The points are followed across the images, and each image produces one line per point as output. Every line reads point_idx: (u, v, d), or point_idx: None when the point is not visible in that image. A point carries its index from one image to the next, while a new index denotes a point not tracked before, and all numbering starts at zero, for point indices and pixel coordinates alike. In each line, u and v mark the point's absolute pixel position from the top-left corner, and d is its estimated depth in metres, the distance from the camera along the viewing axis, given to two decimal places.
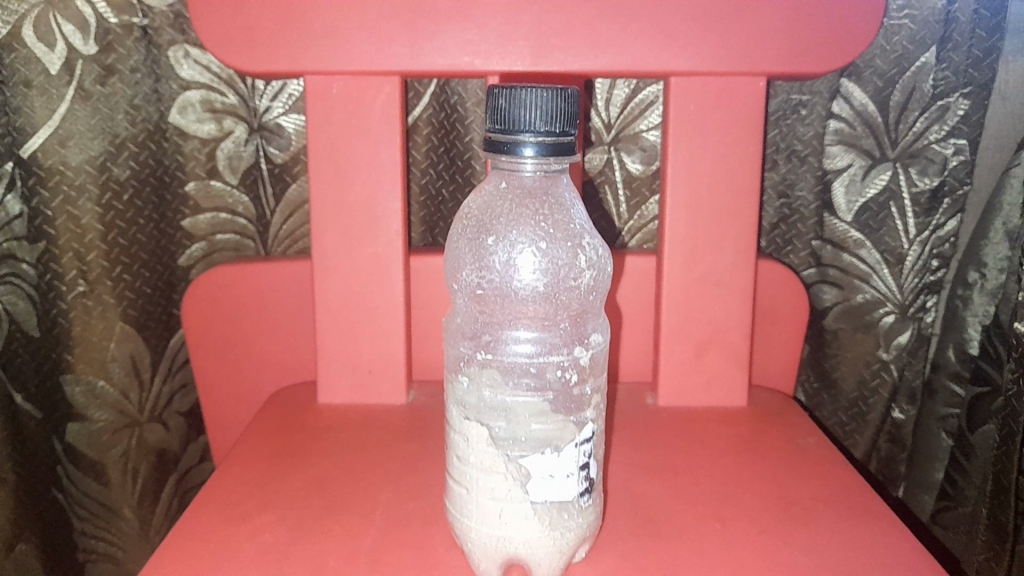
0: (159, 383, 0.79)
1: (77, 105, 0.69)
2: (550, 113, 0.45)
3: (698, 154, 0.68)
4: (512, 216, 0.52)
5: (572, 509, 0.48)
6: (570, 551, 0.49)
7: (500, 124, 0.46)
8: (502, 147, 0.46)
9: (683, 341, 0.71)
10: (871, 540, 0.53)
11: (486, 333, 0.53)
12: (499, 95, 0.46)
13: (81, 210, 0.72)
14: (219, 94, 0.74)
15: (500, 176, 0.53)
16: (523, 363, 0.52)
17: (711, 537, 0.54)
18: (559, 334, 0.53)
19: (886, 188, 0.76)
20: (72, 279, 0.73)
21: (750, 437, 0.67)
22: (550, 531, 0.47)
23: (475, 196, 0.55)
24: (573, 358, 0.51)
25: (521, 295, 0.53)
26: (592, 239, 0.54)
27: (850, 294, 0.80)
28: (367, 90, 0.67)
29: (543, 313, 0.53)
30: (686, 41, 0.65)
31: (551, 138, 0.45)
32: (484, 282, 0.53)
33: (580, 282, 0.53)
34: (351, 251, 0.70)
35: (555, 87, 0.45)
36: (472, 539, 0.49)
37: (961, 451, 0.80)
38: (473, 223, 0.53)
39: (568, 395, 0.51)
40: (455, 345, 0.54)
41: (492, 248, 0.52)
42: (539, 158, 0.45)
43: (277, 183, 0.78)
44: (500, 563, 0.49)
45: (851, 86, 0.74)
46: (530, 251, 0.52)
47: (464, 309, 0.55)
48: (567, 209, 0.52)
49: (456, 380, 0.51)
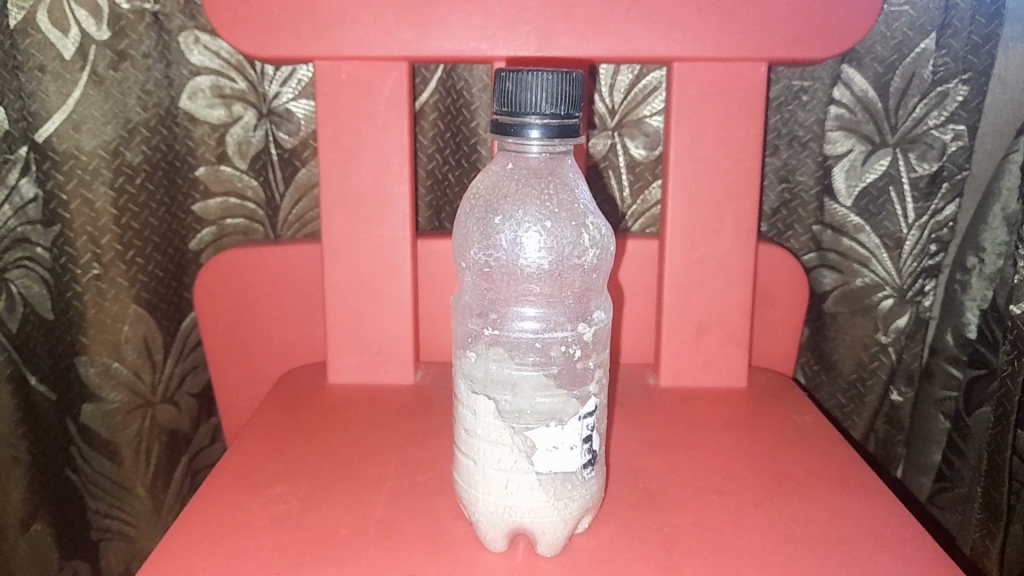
0: (171, 364, 0.81)
1: (91, 90, 0.70)
2: (556, 96, 0.46)
3: (700, 138, 0.69)
4: (518, 196, 0.53)
5: (576, 479, 0.50)
6: (573, 521, 0.50)
7: (507, 107, 0.47)
8: (509, 129, 0.47)
9: (684, 322, 0.73)
10: (864, 514, 0.55)
11: (493, 310, 0.54)
12: (506, 78, 0.47)
13: (94, 194, 0.73)
14: (229, 80, 0.75)
15: (506, 157, 0.54)
16: (528, 339, 0.53)
17: (710, 511, 0.55)
18: (564, 311, 0.54)
19: (886, 173, 0.77)
20: (86, 262, 0.75)
21: (749, 416, 0.69)
22: (554, 501, 0.49)
23: (482, 177, 0.56)
24: (577, 334, 0.53)
25: (527, 273, 0.54)
26: (596, 218, 0.55)
27: (850, 278, 0.81)
28: (376, 76, 0.68)
29: (548, 291, 0.54)
30: (688, 27, 0.66)
31: (555, 120, 0.47)
32: (490, 260, 0.54)
33: (584, 260, 0.55)
34: (358, 235, 0.71)
35: (560, 70, 0.46)
36: (479, 509, 0.50)
37: (958, 433, 0.81)
38: (480, 202, 0.55)
39: (573, 370, 0.52)
40: (462, 323, 0.55)
41: (499, 227, 0.54)
42: (545, 140, 0.47)
43: (286, 168, 0.79)
44: (507, 533, 0.51)
45: (852, 72, 0.75)
46: (535, 230, 0.53)
47: (472, 287, 0.56)
48: (571, 189, 0.53)
49: (464, 355, 0.53)
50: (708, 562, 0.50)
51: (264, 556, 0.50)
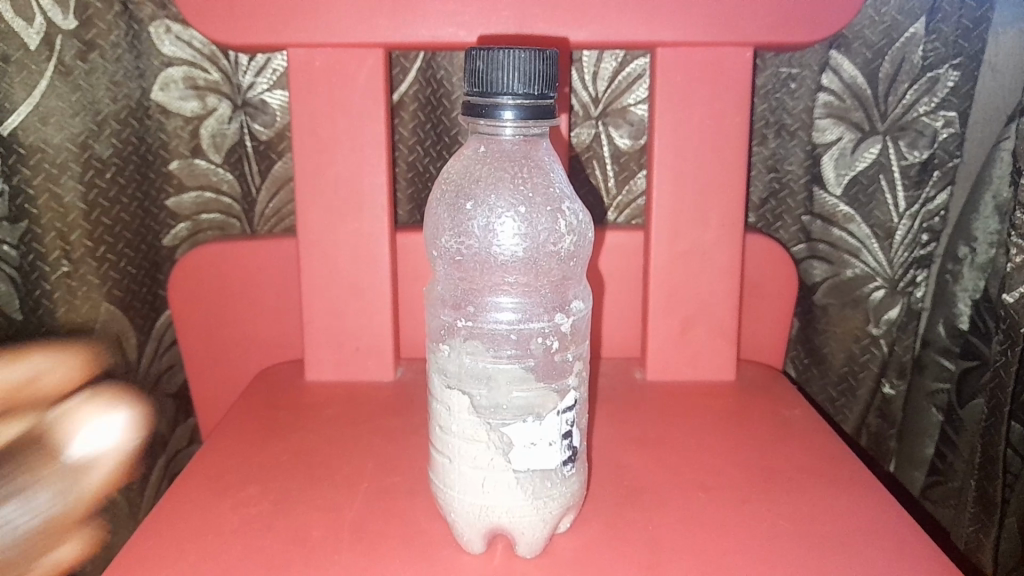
0: (146, 362, 0.79)
1: (58, 81, 0.68)
2: (529, 76, 0.45)
3: (686, 127, 0.67)
4: (490, 179, 0.51)
5: (555, 477, 0.48)
6: (553, 520, 0.49)
7: (477, 88, 0.45)
8: (481, 111, 0.45)
9: (670, 316, 0.71)
10: (853, 508, 0.53)
11: (468, 301, 0.52)
12: (476, 57, 0.45)
13: (62, 189, 0.70)
14: (202, 71, 0.74)
15: (479, 140, 0.52)
16: (504, 331, 0.51)
17: (697, 508, 0.54)
18: (541, 301, 0.52)
19: (876, 162, 0.76)
20: (55, 258, 0.72)
21: (737, 409, 0.67)
22: (533, 499, 0.48)
23: (454, 162, 0.54)
24: (554, 326, 0.51)
25: (501, 261, 0.52)
26: (573, 203, 0.53)
27: (840, 269, 0.80)
28: (351, 64, 0.66)
29: (524, 281, 0.52)
30: (672, 13, 0.64)
31: (529, 100, 0.45)
32: (462, 251, 0.52)
33: (561, 248, 0.52)
34: (333, 227, 0.69)
35: (532, 49, 0.45)
36: (454, 509, 0.49)
37: (950, 426, 0.80)
38: (452, 188, 0.53)
39: (551, 363, 0.51)
40: (437, 315, 0.53)
41: (471, 213, 0.52)
42: (519, 121, 0.45)
43: (262, 161, 0.78)
44: (483, 533, 0.49)
45: (840, 58, 0.74)
46: (510, 216, 0.51)
47: (444, 277, 0.54)
48: (546, 173, 0.51)
49: (436, 349, 0.51)
50: (693, 560, 0.48)
51: (233, 561, 0.48)
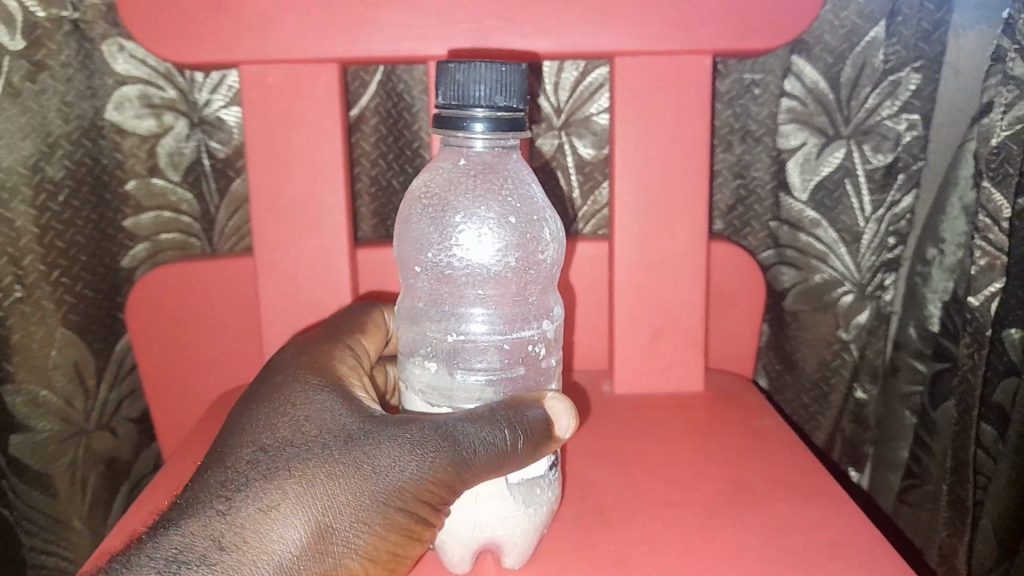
0: (106, 389, 0.77)
1: (6, 103, 0.67)
2: (502, 90, 0.47)
3: (649, 136, 0.67)
4: (476, 192, 0.56)
5: (542, 484, 0.51)
6: (541, 527, 0.51)
7: (453, 100, 0.48)
8: (454, 122, 0.48)
9: (636, 328, 0.70)
10: (818, 521, 0.53)
11: (455, 312, 0.57)
12: (453, 71, 0.48)
13: (14, 213, 0.69)
14: (157, 89, 0.72)
15: (459, 155, 0.57)
16: (495, 339, 0.56)
17: (661, 526, 0.53)
18: (526, 309, 0.57)
19: (841, 166, 0.75)
20: (9, 284, 0.71)
21: (706, 421, 0.66)
22: (526, 508, 0.49)
23: (431, 176, 0.58)
24: (541, 332, 0.57)
25: (489, 272, 0.57)
26: (550, 214, 0.59)
27: (808, 274, 0.79)
28: (306, 80, 0.65)
29: (509, 289, 0.57)
30: (629, 22, 0.64)
31: (502, 113, 0.48)
32: (447, 262, 0.57)
33: (544, 257, 0.58)
34: (292, 246, 0.68)
35: (507, 64, 0.48)
36: (445, 530, 0.50)
37: (923, 428, 0.79)
38: (436, 201, 0.57)
39: (536, 369, 0.57)
40: (421, 327, 0.57)
41: (458, 226, 0.57)
42: (490, 133, 0.48)
43: (220, 178, 0.76)
44: (473, 549, 0.50)
45: (802, 63, 0.73)
46: (497, 228, 0.56)
47: (427, 288, 0.58)
48: (527, 186, 0.57)
49: (409, 366, 0.54)
50: None
51: None
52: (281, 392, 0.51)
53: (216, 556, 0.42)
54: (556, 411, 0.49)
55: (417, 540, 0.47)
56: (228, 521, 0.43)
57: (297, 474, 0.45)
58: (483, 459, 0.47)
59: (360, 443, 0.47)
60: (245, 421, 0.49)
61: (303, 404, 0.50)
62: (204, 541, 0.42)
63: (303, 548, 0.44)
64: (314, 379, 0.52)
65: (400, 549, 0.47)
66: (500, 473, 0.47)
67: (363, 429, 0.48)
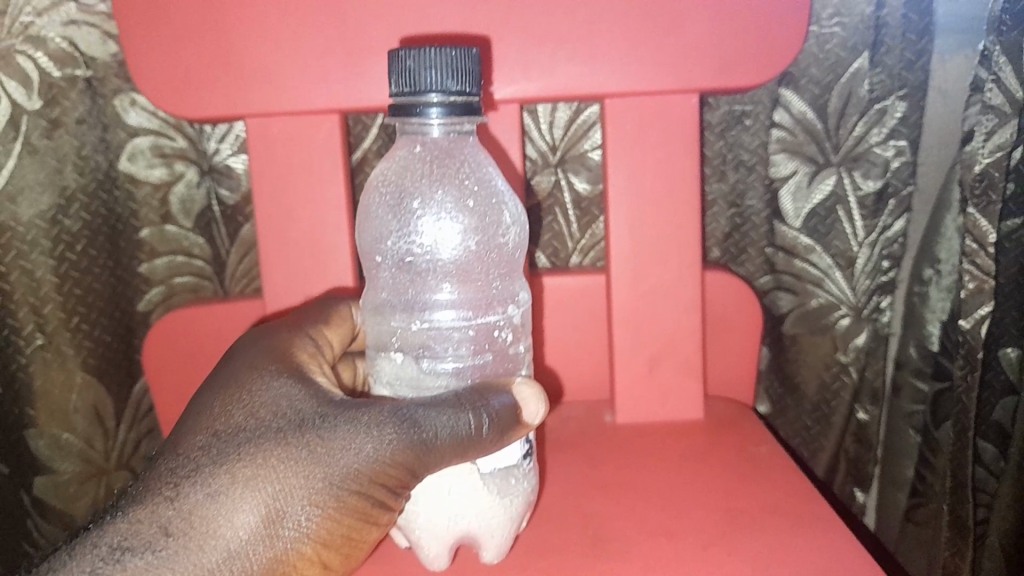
0: (124, 429, 0.80)
1: (25, 160, 0.70)
2: (455, 74, 0.52)
3: (639, 170, 0.69)
4: (433, 177, 0.60)
5: (517, 475, 0.55)
6: (516, 519, 0.55)
7: (408, 87, 0.52)
8: (412, 108, 0.53)
9: (635, 358, 0.72)
10: (812, 550, 0.54)
11: (420, 301, 0.60)
12: (406, 58, 0.52)
13: (34, 263, 0.72)
14: (168, 139, 0.75)
15: (412, 142, 0.60)
16: (461, 325, 0.59)
17: (659, 557, 0.54)
18: (489, 292, 0.61)
19: (832, 193, 0.77)
20: (30, 332, 0.74)
21: (704, 449, 0.68)
22: (501, 497, 0.54)
23: (388, 165, 0.61)
24: (507, 317, 0.61)
25: (451, 258, 0.60)
26: (510, 199, 0.63)
27: (804, 300, 0.81)
28: (308, 129, 0.68)
29: (472, 274, 0.60)
30: (616, 63, 0.66)
31: (456, 95, 0.53)
32: (408, 250, 0.60)
33: (506, 240, 0.62)
34: (299, 288, 0.70)
35: (456, 49, 0.52)
36: (422, 525, 0.54)
37: (927, 447, 0.80)
38: (395, 189, 0.60)
39: (506, 356, 0.61)
40: (388, 319, 0.60)
41: (418, 212, 0.60)
42: (446, 115, 0.52)
43: (230, 224, 0.79)
44: (449, 543, 0.55)
45: (790, 95, 0.75)
46: (456, 212, 0.60)
47: (391, 278, 0.61)
48: (484, 170, 0.61)
49: (380, 359, 0.60)
50: None
51: None
52: (238, 377, 0.52)
53: (163, 542, 0.45)
54: (526, 397, 0.54)
55: (371, 523, 0.51)
56: (179, 508, 0.46)
57: (250, 460, 0.48)
58: (442, 443, 0.50)
59: (315, 427, 0.49)
60: (200, 403, 0.51)
61: (259, 390, 0.51)
62: (154, 528, 0.45)
63: (256, 532, 0.47)
64: (270, 364, 0.54)
65: (353, 531, 0.50)
66: (461, 457, 0.51)
67: (319, 414, 0.50)
